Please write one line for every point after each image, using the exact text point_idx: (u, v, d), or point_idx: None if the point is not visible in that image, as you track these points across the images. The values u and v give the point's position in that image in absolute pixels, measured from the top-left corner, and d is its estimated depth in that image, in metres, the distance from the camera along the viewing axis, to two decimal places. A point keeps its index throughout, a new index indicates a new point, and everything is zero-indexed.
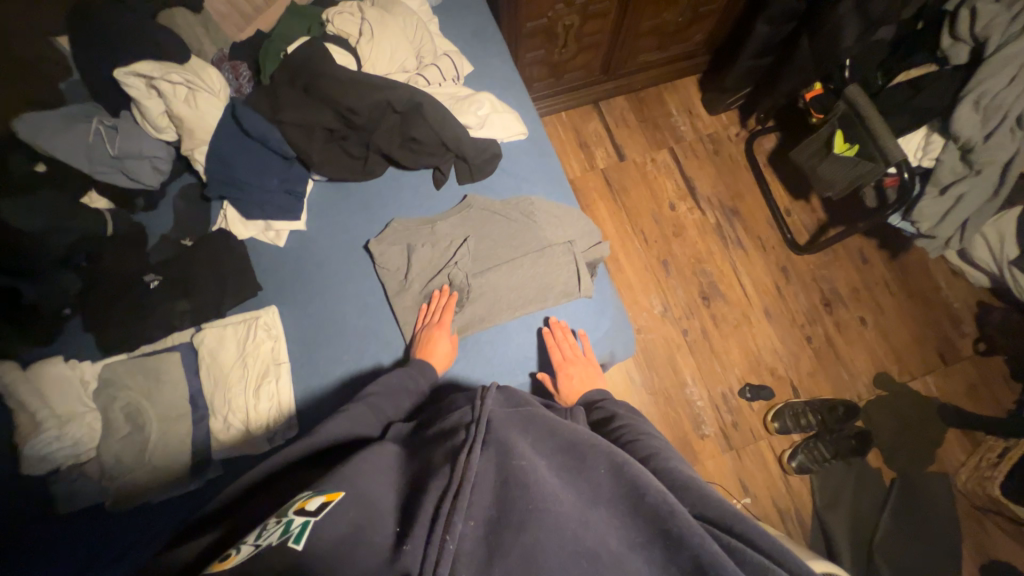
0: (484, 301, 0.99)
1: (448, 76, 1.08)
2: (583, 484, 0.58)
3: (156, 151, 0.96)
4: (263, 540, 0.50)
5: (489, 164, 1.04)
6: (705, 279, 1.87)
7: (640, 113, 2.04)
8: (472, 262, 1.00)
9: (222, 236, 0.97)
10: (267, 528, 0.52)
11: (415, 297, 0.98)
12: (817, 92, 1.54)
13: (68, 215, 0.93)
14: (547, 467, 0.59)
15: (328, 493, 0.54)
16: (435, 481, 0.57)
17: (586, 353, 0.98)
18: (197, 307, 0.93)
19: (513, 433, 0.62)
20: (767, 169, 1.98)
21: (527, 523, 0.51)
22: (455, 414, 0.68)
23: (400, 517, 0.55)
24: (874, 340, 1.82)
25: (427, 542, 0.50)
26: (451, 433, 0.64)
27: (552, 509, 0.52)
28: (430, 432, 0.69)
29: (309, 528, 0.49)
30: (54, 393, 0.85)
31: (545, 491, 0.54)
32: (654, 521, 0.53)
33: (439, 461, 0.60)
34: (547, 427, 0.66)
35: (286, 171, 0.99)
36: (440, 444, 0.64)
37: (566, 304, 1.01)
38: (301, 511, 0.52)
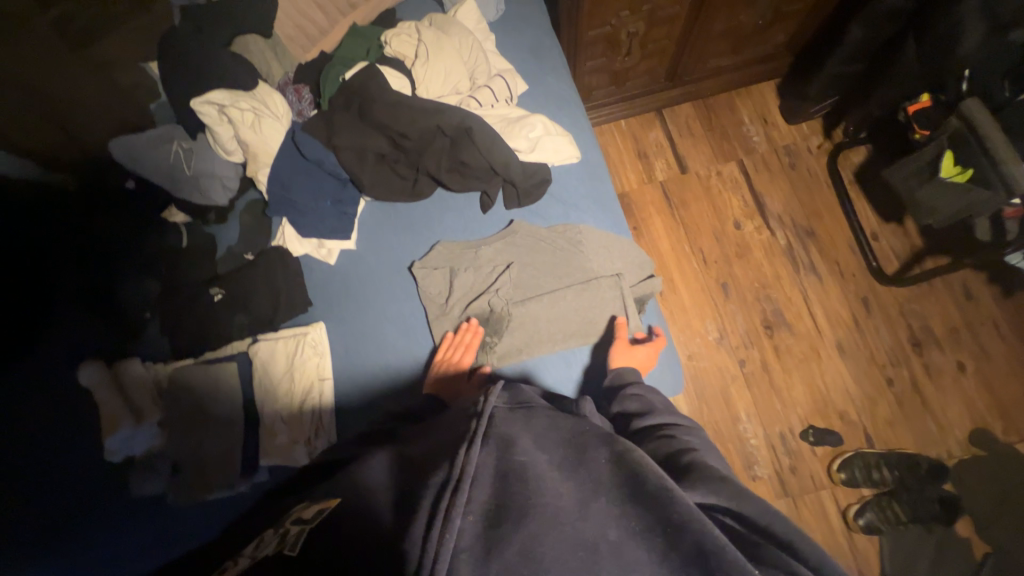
0: (522, 331, 0.96)
1: (502, 97, 1.05)
2: (584, 474, 0.56)
3: (226, 171, 1.03)
4: (261, 551, 0.58)
5: (538, 189, 1.01)
6: (770, 306, 1.71)
7: (707, 121, 1.90)
8: (512, 288, 0.98)
9: (279, 253, 1.02)
10: (269, 538, 0.61)
11: (454, 322, 0.98)
12: (924, 105, 1.32)
13: (152, 228, 1.04)
14: (548, 459, 0.57)
15: (325, 503, 0.62)
16: (436, 473, 0.55)
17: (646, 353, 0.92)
18: (253, 320, 1.00)
19: (515, 428, 0.61)
20: (852, 186, 1.77)
21: (525, 515, 0.50)
22: (456, 409, 0.68)
23: (400, 508, 0.54)
24: (973, 390, 1.57)
25: (427, 531, 0.49)
26: (454, 425, 0.64)
27: (550, 500, 0.51)
28: (432, 427, 0.69)
29: (306, 536, 0.56)
30: (132, 391, 0.94)
31: (543, 483, 0.53)
32: (655, 508, 0.51)
33: (441, 453, 0.59)
34: (549, 421, 0.64)
35: (339, 192, 1.02)
36: (442, 438, 0.63)
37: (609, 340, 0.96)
38: (300, 520, 0.61)
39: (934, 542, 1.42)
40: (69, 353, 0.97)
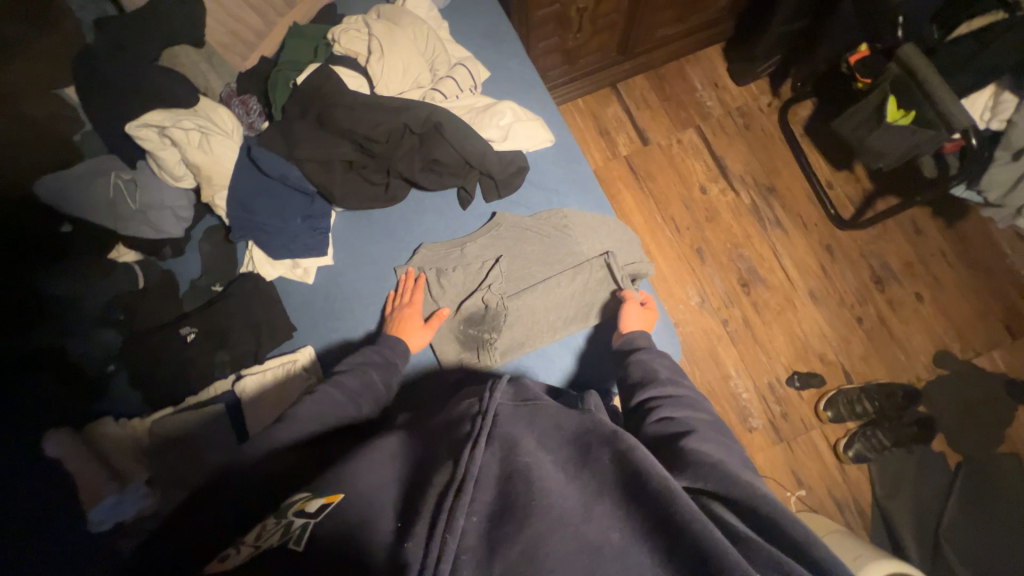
0: (521, 324, 0.94)
1: (466, 87, 1.00)
2: (587, 474, 0.54)
3: (177, 199, 0.94)
4: (262, 542, 0.52)
5: (516, 178, 0.99)
6: (743, 265, 1.77)
7: (662, 91, 1.92)
8: (504, 283, 0.95)
9: (251, 279, 0.95)
10: (268, 529, 0.54)
11: (451, 326, 0.95)
12: (863, 54, 1.39)
13: (100, 273, 0.94)
14: (551, 460, 0.56)
15: (329, 497, 0.55)
16: (439, 475, 0.54)
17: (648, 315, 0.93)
18: (235, 356, 0.93)
19: (520, 427, 0.58)
20: (804, 140, 1.85)
21: (529, 519, 0.48)
22: (459, 407, 0.64)
23: (402, 515, 0.52)
24: (932, 316, 1.70)
25: (430, 537, 0.47)
26: (456, 427, 0.61)
27: (554, 504, 0.49)
28: (434, 421, 0.66)
29: (310, 530, 0.51)
30: (109, 454, 0.85)
31: (546, 487, 0.51)
32: (657, 511, 0.48)
33: (445, 455, 0.57)
34: (554, 416, 0.61)
35: (307, 207, 0.95)
36: (445, 436, 0.61)
37: (609, 320, 0.95)
38: (302, 512, 0.54)
39: (915, 460, 1.54)
40: None
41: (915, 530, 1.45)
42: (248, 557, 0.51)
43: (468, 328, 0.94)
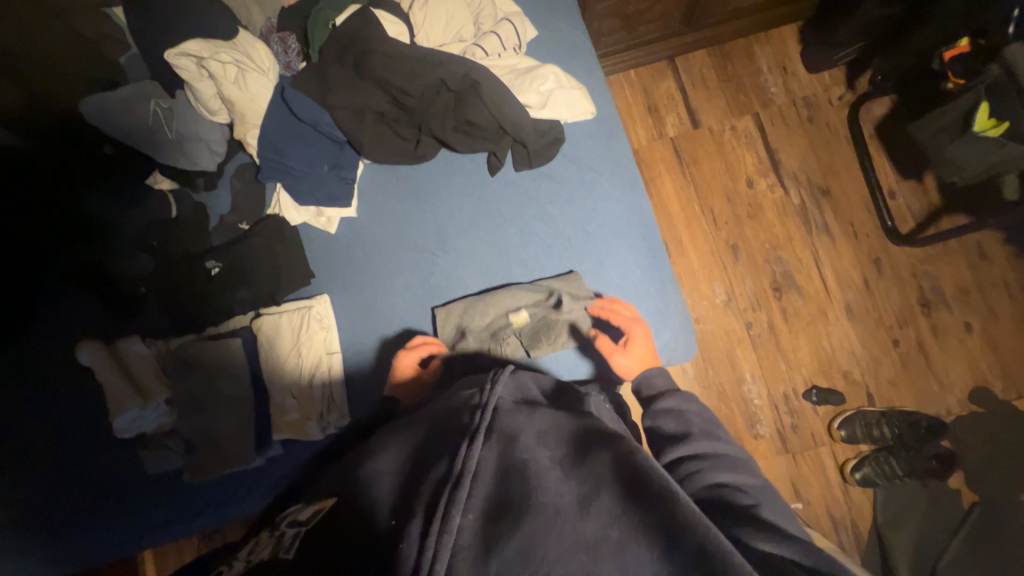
0: (530, 319, 0.91)
1: (510, 44, 0.95)
2: (586, 468, 0.53)
3: (213, 133, 0.96)
4: (257, 554, 0.57)
5: (550, 149, 0.94)
6: (780, 269, 1.68)
7: (723, 71, 1.78)
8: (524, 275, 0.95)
9: (276, 222, 0.96)
10: (264, 542, 0.60)
11: (460, 311, 0.92)
12: (961, 50, 1.23)
13: (138, 197, 0.98)
14: (549, 455, 0.55)
15: (320, 504, 0.61)
16: (435, 466, 0.54)
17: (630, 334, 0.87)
18: (254, 295, 0.95)
19: (517, 422, 0.59)
20: (873, 141, 1.69)
21: (524, 516, 0.48)
22: (460, 396, 0.66)
23: (397, 506, 0.53)
24: (978, 350, 1.58)
25: (424, 533, 0.47)
26: (454, 417, 0.61)
27: (550, 501, 0.49)
28: (430, 411, 0.66)
29: (299, 537, 0.55)
30: (136, 369, 0.91)
31: (542, 485, 0.51)
32: (655, 507, 0.47)
33: (441, 448, 0.57)
34: (554, 417, 0.61)
35: (336, 155, 0.94)
36: (443, 424, 0.61)
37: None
38: (294, 524, 0.59)
39: (927, 494, 1.48)
40: (67, 332, 0.94)
41: (910, 563, 1.41)
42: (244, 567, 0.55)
43: (470, 314, 0.92)
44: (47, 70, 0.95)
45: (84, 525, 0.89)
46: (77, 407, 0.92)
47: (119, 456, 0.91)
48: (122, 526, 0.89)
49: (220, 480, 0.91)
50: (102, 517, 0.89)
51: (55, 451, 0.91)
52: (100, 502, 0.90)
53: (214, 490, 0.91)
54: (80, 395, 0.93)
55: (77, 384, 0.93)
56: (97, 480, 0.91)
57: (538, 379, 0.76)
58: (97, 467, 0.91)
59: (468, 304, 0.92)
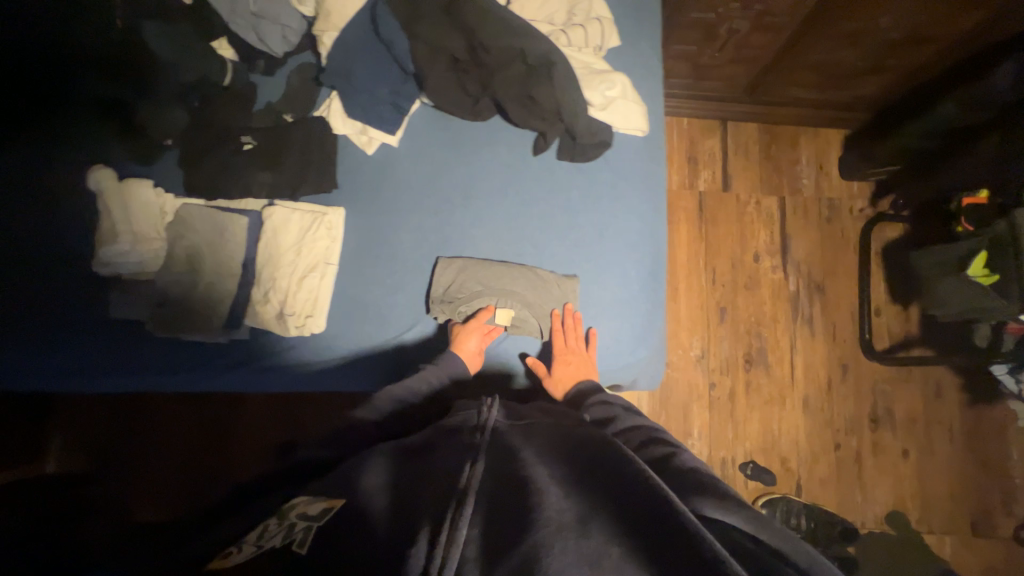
0: (515, 294, 0.97)
1: (591, 44, 0.97)
2: (585, 486, 0.56)
3: (291, 22, 0.97)
4: (264, 542, 0.54)
5: (593, 150, 0.98)
6: (756, 343, 1.75)
7: (766, 149, 1.87)
8: (531, 255, 0.98)
9: (320, 124, 0.98)
10: (269, 529, 0.57)
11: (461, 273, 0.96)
12: (979, 200, 1.33)
13: (196, 52, 0.97)
14: (548, 471, 0.60)
15: (328, 501, 0.60)
16: (444, 483, 0.59)
17: (589, 350, 0.95)
18: (274, 183, 0.95)
19: (519, 450, 0.65)
20: (877, 258, 1.78)
21: (525, 525, 0.51)
22: (461, 423, 0.74)
23: (396, 515, 0.56)
24: (907, 477, 1.67)
25: (431, 542, 0.50)
26: (469, 434, 0.71)
27: (551, 512, 0.51)
28: (441, 424, 0.76)
29: (311, 533, 0.54)
30: (137, 213, 0.92)
31: (545, 495, 0.54)
32: (653, 517, 0.49)
33: (450, 463, 0.63)
34: (555, 446, 0.67)
35: (398, 84, 0.96)
36: (448, 446, 0.68)
37: (612, 317, 0.97)
38: (302, 517, 0.57)
39: None
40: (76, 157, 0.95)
41: None
42: (249, 555, 0.52)
43: (467, 279, 0.96)
44: None
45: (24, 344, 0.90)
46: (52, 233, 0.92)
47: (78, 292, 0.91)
48: (54, 361, 0.90)
49: (167, 346, 0.93)
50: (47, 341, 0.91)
51: (3, 265, 0.91)
52: (44, 328, 0.90)
53: (158, 353, 0.93)
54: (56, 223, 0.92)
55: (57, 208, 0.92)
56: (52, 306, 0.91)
57: (544, 408, 0.83)
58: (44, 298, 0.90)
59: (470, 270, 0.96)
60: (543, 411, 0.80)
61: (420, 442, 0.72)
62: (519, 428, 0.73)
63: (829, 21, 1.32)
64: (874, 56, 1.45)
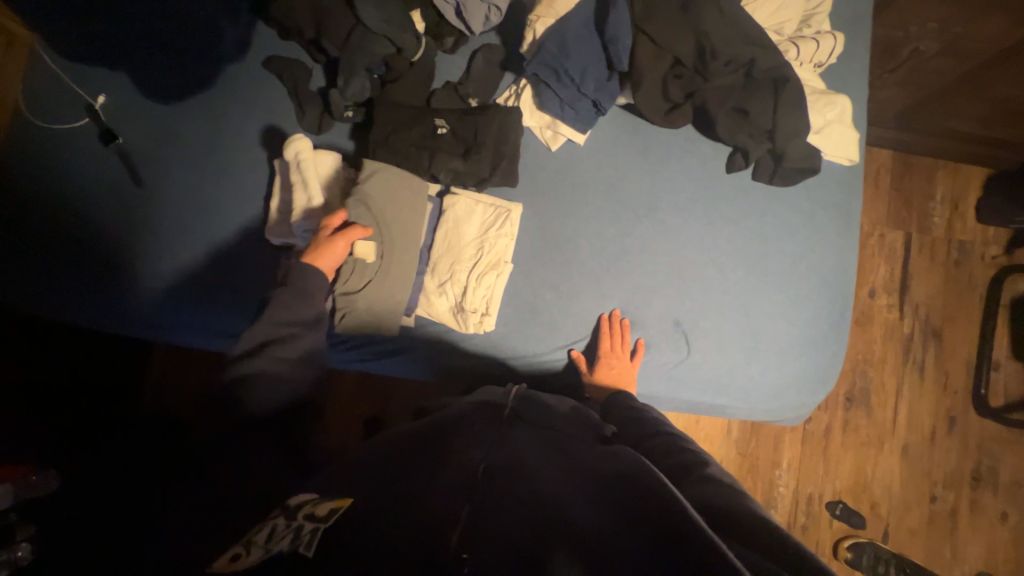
0: (690, 315, 0.93)
1: (816, 60, 0.89)
2: (589, 489, 0.56)
3: (499, 2, 0.89)
4: (272, 545, 0.49)
5: (797, 175, 0.92)
6: (860, 382, 1.68)
7: (900, 179, 1.75)
8: (712, 278, 0.93)
9: (512, 113, 0.92)
10: (278, 530, 0.51)
11: (634, 287, 0.94)
12: None
13: (399, 24, 0.90)
14: (553, 468, 0.60)
15: (337, 501, 0.55)
16: (452, 467, 0.58)
17: (633, 357, 0.91)
18: (459, 171, 0.91)
19: (522, 442, 0.65)
20: (1004, 311, 1.68)
21: (541, 524, 0.50)
22: (466, 409, 0.74)
23: (399, 503, 0.53)
24: (1001, 540, 1.61)
25: (449, 532, 0.48)
26: (479, 419, 0.70)
27: (560, 511, 0.52)
28: (454, 406, 0.76)
29: (319, 532, 0.49)
30: (328, 187, 0.92)
31: (553, 496, 0.54)
32: (653, 514, 0.49)
33: (461, 447, 0.63)
34: (556, 443, 0.66)
35: (602, 80, 0.88)
36: (451, 429, 0.68)
37: (774, 354, 0.93)
38: (309, 516, 0.52)
39: None
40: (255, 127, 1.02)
41: None
42: (255, 560, 0.47)
43: (638, 295, 0.94)
44: None
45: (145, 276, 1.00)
46: (231, 192, 1.01)
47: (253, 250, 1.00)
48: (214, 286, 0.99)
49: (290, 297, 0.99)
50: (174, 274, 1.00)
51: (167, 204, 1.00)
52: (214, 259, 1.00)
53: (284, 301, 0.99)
54: (235, 186, 1.01)
55: (236, 174, 1.02)
56: (190, 246, 1.00)
57: (558, 400, 0.82)
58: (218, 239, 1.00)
59: (641, 285, 0.94)
60: (554, 401, 0.79)
61: (419, 426, 0.71)
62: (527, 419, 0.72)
63: None
64: None
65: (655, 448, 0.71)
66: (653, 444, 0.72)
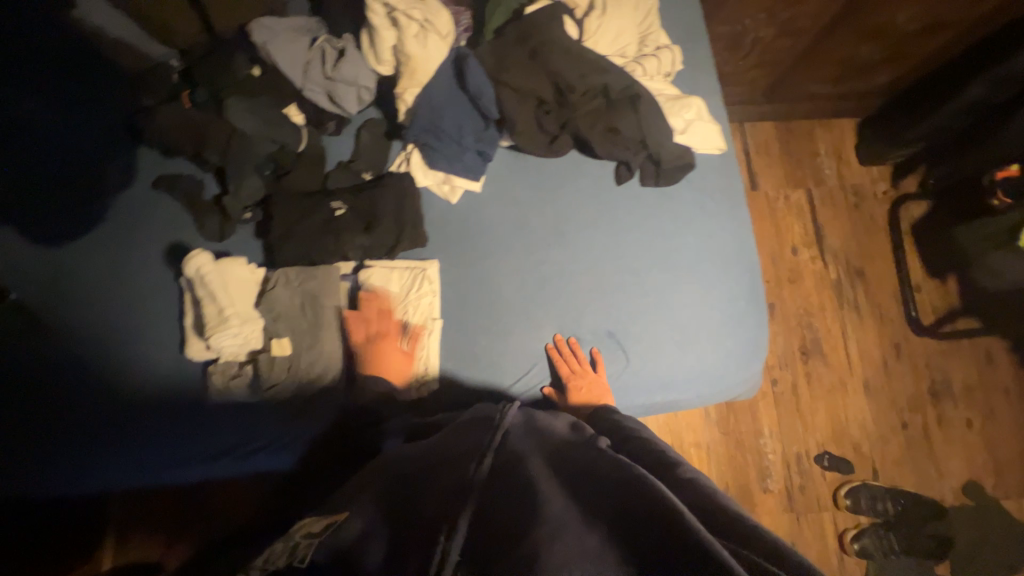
0: (620, 322, 0.97)
1: (663, 71, 0.99)
2: (584, 492, 0.57)
3: (367, 81, 0.93)
4: (272, 562, 0.59)
5: (678, 173, 1.00)
6: (809, 334, 1.77)
7: (786, 144, 1.91)
8: (631, 283, 0.98)
9: (404, 179, 0.96)
10: (278, 552, 0.61)
11: (563, 312, 0.97)
12: (1009, 173, 1.38)
13: (274, 122, 0.95)
14: (547, 471, 0.62)
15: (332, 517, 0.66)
16: (451, 482, 0.60)
17: (597, 368, 0.94)
18: (370, 245, 0.94)
19: (523, 450, 0.67)
20: (909, 237, 1.84)
21: (530, 524, 0.51)
22: (462, 435, 0.75)
23: (394, 550, 0.55)
24: (975, 446, 1.70)
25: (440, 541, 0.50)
26: (474, 438, 0.72)
27: (552, 511, 0.53)
28: (449, 436, 0.77)
29: (311, 551, 0.59)
30: (235, 294, 0.89)
31: (547, 495, 0.56)
32: (639, 514, 0.50)
33: (457, 464, 0.65)
34: (554, 449, 0.68)
35: (481, 131, 0.95)
36: (449, 454, 0.69)
37: (709, 339, 0.97)
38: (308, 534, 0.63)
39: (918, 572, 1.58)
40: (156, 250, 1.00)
41: None
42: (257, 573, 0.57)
43: (568, 317, 0.97)
44: None
45: (51, 420, 0.91)
46: (150, 323, 0.96)
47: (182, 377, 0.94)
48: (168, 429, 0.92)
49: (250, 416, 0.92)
50: (84, 411, 0.92)
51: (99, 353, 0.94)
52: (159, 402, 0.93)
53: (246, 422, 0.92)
54: (151, 317, 0.97)
55: (148, 303, 0.97)
56: (111, 377, 0.94)
57: (554, 420, 0.81)
58: (160, 381, 0.94)
59: (569, 307, 0.97)
60: (547, 419, 0.80)
61: (412, 465, 0.72)
62: (525, 432, 0.74)
63: (855, 26, 1.39)
64: (891, 49, 1.51)
65: (640, 439, 0.73)
66: (642, 438, 0.74)
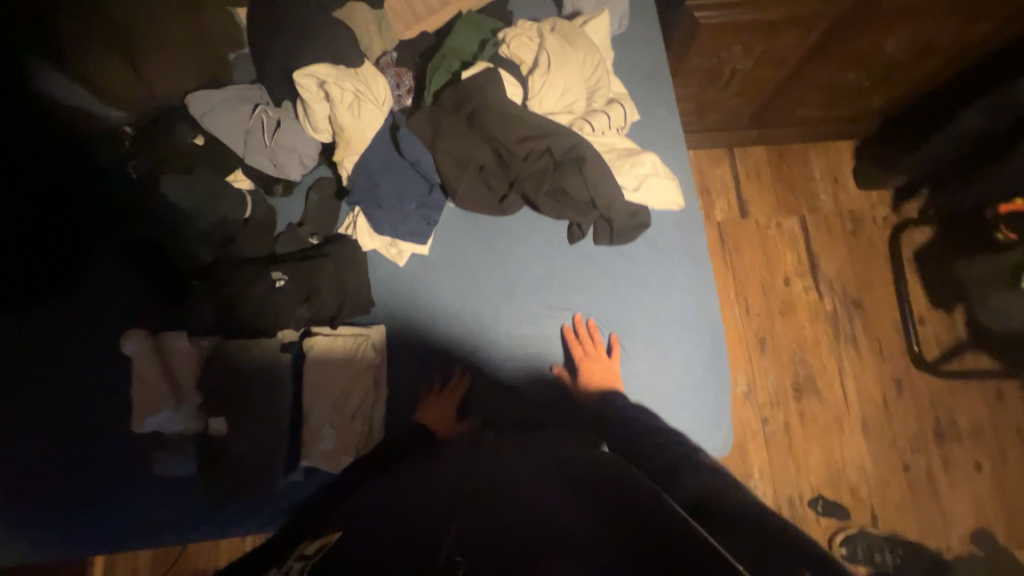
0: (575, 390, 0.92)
1: (615, 125, 0.96)
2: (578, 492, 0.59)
3: (308, 147, 0.94)
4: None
5: (633, 233, 0.95)
6: (803, 370, 1.69)
7: (778, 169, 1.83)
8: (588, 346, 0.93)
9: (349, 244, 0.94)
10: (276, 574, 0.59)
11: (515, 379, 0.92)
12: (1017, 208, 1.29)
13: (214, 191, 0.95)
14: (539, 477, 0.64)
15: (324, 537, 0.64)
16: (449, 495, 0.63)
17: (612, 355, 0.91)
18: (315, 314, 0.93)
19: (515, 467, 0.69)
20: (911, 264, 1.74)
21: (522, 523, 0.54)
22: (462, 452, 0.78)
23: (389, 531, 0.58)
24: (985, 490, 1.59)
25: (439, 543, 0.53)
26: (470, 458, 0.75)
27: (544, 512, 0.55)
28: (449, 449, 0.80)
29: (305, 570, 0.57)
30: (177, 368, 0.89)
31: (537, 498, 0.58)
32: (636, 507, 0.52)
33: (454, 478, 0.68)
34: (548, 460, 0.70)
35: (424, 194, 0.94)
36: (448, 469, 0.72)
37: (678, 404, 0.92)
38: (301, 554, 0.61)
39: None
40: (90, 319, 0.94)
41: None
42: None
43: (519, 384, 0.92)
44: (144, 53, 0.90)
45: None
46: (87, 395, 0.91)
47: (118, 455, 0.89)
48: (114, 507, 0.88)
49: (195, 491, 0.87)
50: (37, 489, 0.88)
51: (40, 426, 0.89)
52: (103, 478, 0.88)
53: (193, 499, 0.87)
54: (88, 388, 0.91)
55: (82, 374, 0.91)
56: (52, 453, 0.89)
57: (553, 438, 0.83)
58: (101, 457, 0.89)
59: (521, 374, 0.93)
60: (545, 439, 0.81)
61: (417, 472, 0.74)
62: (518, 451, 0.76)
63: (835, 53, 1.32)
64: (881, 74, 1.44)
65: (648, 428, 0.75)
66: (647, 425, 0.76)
